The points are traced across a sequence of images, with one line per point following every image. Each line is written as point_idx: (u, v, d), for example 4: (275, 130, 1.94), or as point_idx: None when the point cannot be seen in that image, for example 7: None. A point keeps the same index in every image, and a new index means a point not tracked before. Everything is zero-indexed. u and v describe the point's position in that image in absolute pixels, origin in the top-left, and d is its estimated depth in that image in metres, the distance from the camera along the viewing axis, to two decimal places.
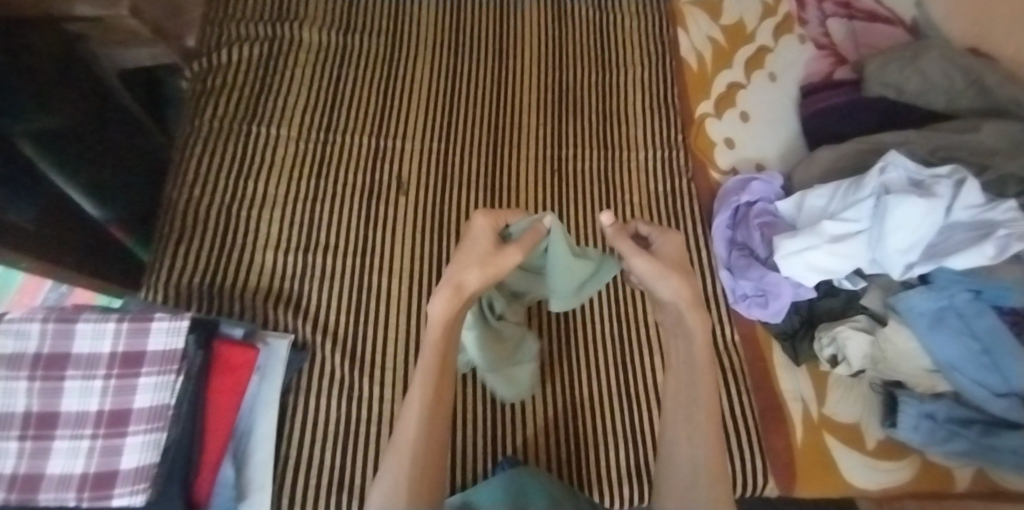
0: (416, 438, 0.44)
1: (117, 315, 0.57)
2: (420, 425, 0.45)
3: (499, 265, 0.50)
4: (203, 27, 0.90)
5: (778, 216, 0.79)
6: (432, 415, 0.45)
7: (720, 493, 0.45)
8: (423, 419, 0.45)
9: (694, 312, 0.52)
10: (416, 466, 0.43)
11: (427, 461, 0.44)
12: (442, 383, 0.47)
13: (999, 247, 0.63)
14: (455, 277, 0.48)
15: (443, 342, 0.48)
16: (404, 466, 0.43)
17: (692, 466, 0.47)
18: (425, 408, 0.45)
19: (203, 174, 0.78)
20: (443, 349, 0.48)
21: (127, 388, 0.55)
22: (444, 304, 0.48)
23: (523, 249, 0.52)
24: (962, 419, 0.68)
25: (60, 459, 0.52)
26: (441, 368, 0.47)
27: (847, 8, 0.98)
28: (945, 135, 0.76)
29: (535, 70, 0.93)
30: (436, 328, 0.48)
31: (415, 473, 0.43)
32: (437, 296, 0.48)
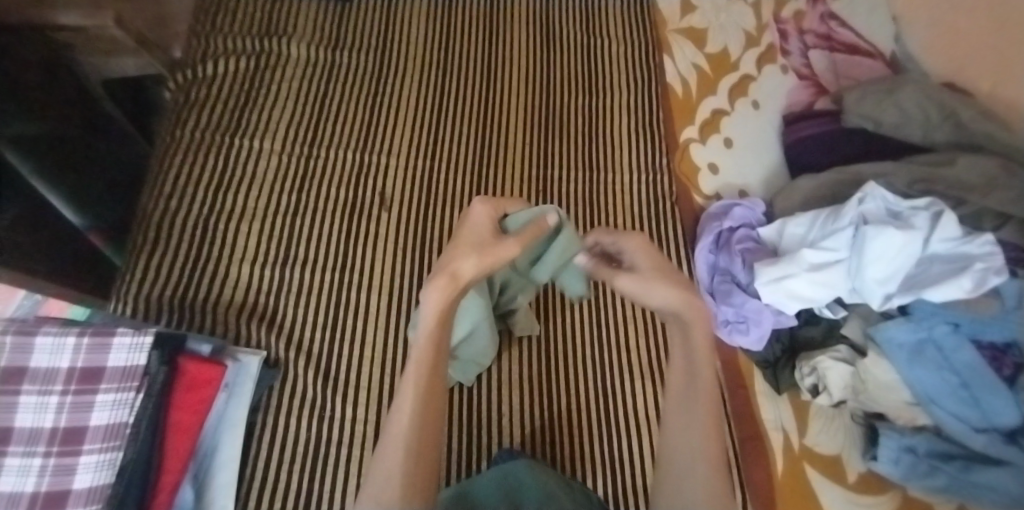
0: (410, 426, 0.44)
1: (78, 329, 0.55)
2: (414, 412, 0.45)
3: (498, 254, 0.47)
4: (190, 39, 0.90)
5: (760, 242, 0.79)
6: (424, 416, 0.45)
7: (718, 482, 0.46)
8: (418, 407, 0.45)
9: (692, 311, 0.49)
10: (412, 455, 0.43)
11: (421, 448, 0.44)
12: (434, 381, 0.46)
13: (977, 281, 0.64)
14: (451, 265, 0.46)
15: (439, 328, 0.47)
16: (399, 460, 0.43)
17: (692, 455, 0.47)
18: (415, 410, 0.45)
19: (182, 185, 0.77)
20: (437, 337, 0.47)
21: (85, 406, 0.53)
22: (440, 293, 0.46)
23: (523, 241, 0.50)
24: (943, 453, 0.67)
25: (10, 476, 0.49)
26: (434, 357, 0.46)
27: (828, 41, 1.01)
28: (922, 168, 0.77)
29: (522, 91, 0.93)
30: (431, 319, 0.46)
31: (409, 466, 0.43)
32: (432, 285, 0.46)
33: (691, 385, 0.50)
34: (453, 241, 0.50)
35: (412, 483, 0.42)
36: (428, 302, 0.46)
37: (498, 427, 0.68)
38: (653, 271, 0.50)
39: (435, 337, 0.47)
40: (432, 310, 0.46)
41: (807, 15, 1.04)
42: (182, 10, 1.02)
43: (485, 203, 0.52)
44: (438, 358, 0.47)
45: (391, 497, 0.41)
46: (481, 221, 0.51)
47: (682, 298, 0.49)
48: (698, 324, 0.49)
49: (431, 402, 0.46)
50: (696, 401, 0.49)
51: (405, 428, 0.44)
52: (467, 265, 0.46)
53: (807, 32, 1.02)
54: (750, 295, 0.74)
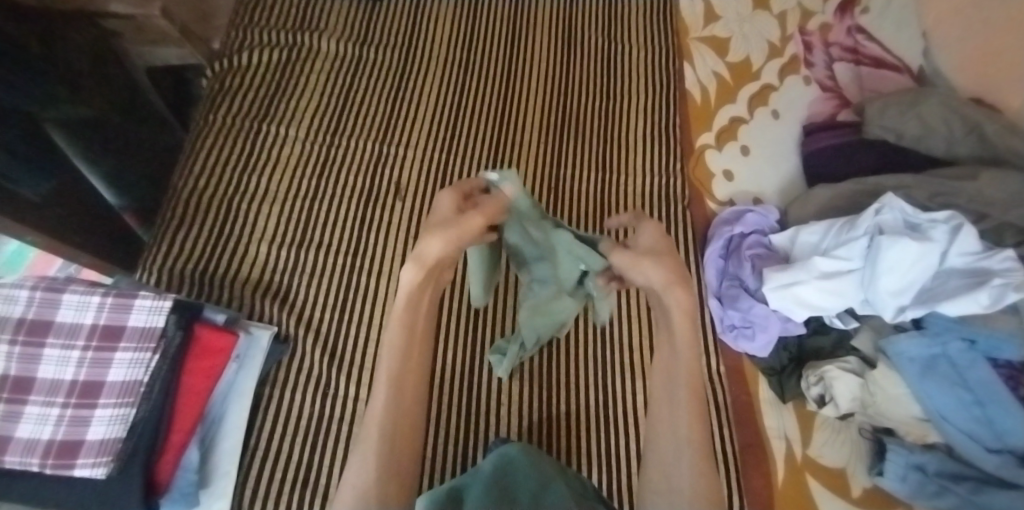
0: (384, 409, 0.46)
1: (103, 289, 0.59)
2: (388, 398, 0.47)
3: (464, 230, 0.47)
4: (228, 31, 0.94)
5: (771, 249, 0.78)
6: (399, 385, 0.47)
7: (704, 466, 0.46)
8: (392, 390, 0.47)
9: (677, 290, 0.48)
10: (387, 437, 0.45)
11: (396, 429, 0.46)
12: (409, 358, 0.49)
13: (994, 296, 0.61)
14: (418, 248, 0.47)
15: (408, 311, 0.49)
16: (375, 447, 0.45)
17: (677, 439, 0.47)
18: (392, 380, 0.47)
19: (209, 167, 0.81)
20: (409, 319, 0.49)
21: (103, 361, 0.57)
22: (411, 280, 0.48)
23: (488, 215, 0.49)
24: (954, 475, 0.63)
25: (29, 424, 0.54)
26: (404, 346, 0.49)
27: (853, 54, 1.00)
28: (945, 180, 0.75)
29: (541, 91, 0.95)
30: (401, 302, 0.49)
31: (383, 454, 0.44)
32: (404, 270, 0.48)
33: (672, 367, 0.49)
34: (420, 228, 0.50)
35: (389, 475, 0.43)
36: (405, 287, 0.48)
37: (498, 415, 0.69)
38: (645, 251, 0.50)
39: (406, 323, 0.49)
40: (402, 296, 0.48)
41: (834, 28, 1.03)
42: (223, 5, 1.08)
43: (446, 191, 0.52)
44: (411, 345, 0.49)
45: (369, 479, 0.43)
46: (445, 204, 0.51)
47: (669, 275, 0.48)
48: (679, 301, 0.48)
49: (405, 383, 0.48)
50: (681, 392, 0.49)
51: (380, 416, 0.46)
52: (430, 248, 0.46)
53: (832, 44, 1.02)
54: (758, 301, 0.73)
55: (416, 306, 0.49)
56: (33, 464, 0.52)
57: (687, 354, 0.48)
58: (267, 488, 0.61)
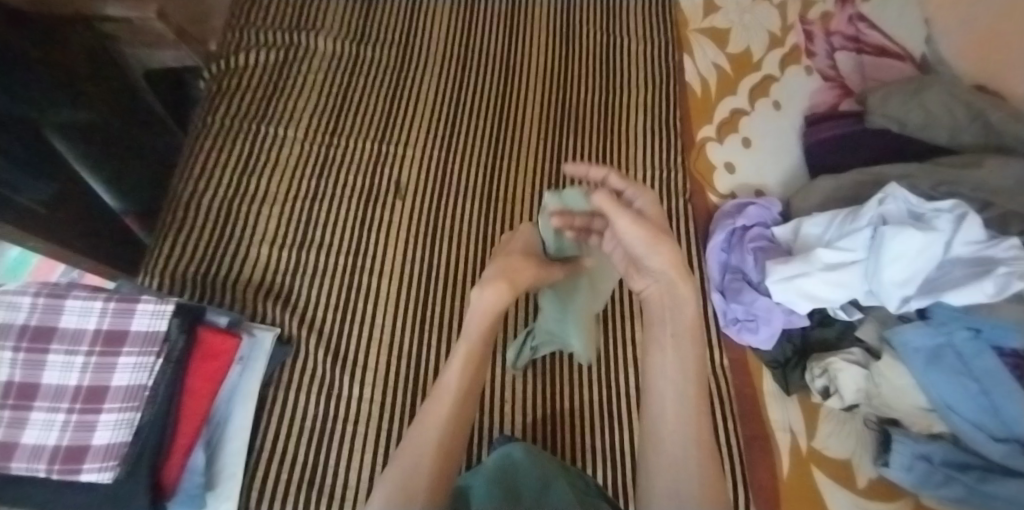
0: (448, 417, 0.47)
1: (105, 294, 0.60)
2: (452, 408, 0.47)
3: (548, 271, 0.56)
4: (225, 32, 0.94)
5: (774, 241, 0.78)
6: (465, 397, 0.48)
7: (710, 470, 0.43)
8: (457, 403, 0.48)
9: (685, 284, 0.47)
10: (444, 449, 0.45)
11: (453, 436, 0.46)
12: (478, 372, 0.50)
13: (999, 285, 0.61)
14: (510, 272, 0.52)
15: (483, 333, 0.50)
16: (428, 457, 0.44)
17: (682, 441, 0.44)
18: (460, 390, 0.48)
19: (209, 169, 0.81)
20: (484, 335, 0.50)
21: (107, 366, 0.57)
22: (494, 296, 0.50)
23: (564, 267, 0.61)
24: (960, 464, 0.63)
25: (35, 430, 0.54)
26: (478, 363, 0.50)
27: (855, 42, 0.99)
28: (949, 169, 0.74)
29: (540, 86, 0.95)
30: (482, 316, 0.50)
31: (435, 467, 0.44)
32: (487, 287, 0.50)
33: (679, 366, 0.47)
34: (503, 250, 0.57)
35: (439, 479, 0.43)
36: (482, 304, 0.50)
37: (502, 411, 0.69)
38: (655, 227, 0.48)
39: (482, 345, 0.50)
40: (484, 308, 0.50)
41: (835, 17, 1.02)
42: (220, 5, 1.07)
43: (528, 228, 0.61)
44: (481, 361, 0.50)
45: (420, 484, 0.42)
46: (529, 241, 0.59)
47: (676, 269, 0.47)
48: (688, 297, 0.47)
49: (468, 397, 0.48)
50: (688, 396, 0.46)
51: (442, 422, 0.46)
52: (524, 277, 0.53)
53: (833, 33, 1.01)
54: (761, 294, 0.73)
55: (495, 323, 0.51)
56: (39, 469, 0.52)
57: (692, 352, 0.47)
58: (273, 489, 0.61)
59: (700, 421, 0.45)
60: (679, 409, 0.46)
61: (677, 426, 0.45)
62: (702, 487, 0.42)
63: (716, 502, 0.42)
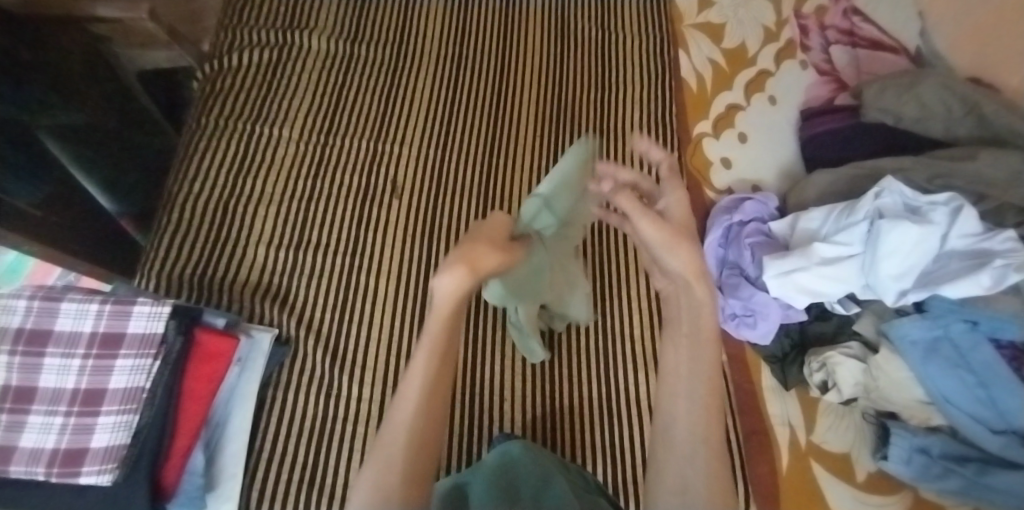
0: (410, 435, 0.36)
1: (101, 297, 0.59)
2: (415, 419, 0.36)
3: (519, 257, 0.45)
4: (218, 32, 0.93)
5: (771, 236, 0.78)
6: (431, 409, 0.37)
7: (721, 471, 0.38)
8: (422, 410, 0.37)
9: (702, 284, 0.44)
10: (410, 478, 0.35)
11: (419, 447, 0.36)
12: (444, 376, 0.38)
13: (995, 277, 0.61)
14: (475, 255, 0.39)
15: (445, 324, 0.39)
16: (392, 476, 0.35)
17: (691, 439, 0.39)
18: (422, 401, 0.37)
19: (205, 170, 0.80)
20: (448, 331, 0.39)
21: (104, 369, 0.57)
22: (457, 285, 0.38)
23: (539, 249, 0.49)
24: (958, 456, 0.63)
25: (33, 433, 0.54)
26: (441, 368, 0.38)
27: (850, 36, 0.99)
28: (944, 162, 0.75)
29: (536, 83, 0.95)
30: (442, 313, 0.38)
31: (405, 493, 0.34)
32: (447, 268, 0.38)
33: (691, 362, 0.42)
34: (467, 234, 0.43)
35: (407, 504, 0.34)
36: (442, 290, 0.39)
37: (500, 409, 0.69)
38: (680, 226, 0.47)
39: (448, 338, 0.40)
40: (445, 301, 0.38)
41: (830, 11, 1.02)
42: (212, 5, 1.07)
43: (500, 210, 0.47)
44: (446, 363, 0.39)
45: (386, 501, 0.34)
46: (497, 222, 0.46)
47: (696, 271, 0.45)
48: (704, 296, 0.44)
49: (435, 409, 0.37)
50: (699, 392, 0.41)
51: (404, 441, 0.36)
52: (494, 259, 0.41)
53: (828, 27, 1.01)
54: (759, 289, 0.73)
55: (457, 321, 0.39)
56: (39, 473, 0.52)
57: (709, 348, 0.43)
58: (274, 489, 0.61)
59: (715, 421, 0.40)
60: (691, 406, 0.41)
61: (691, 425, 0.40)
62: (712, 493, 0.37)
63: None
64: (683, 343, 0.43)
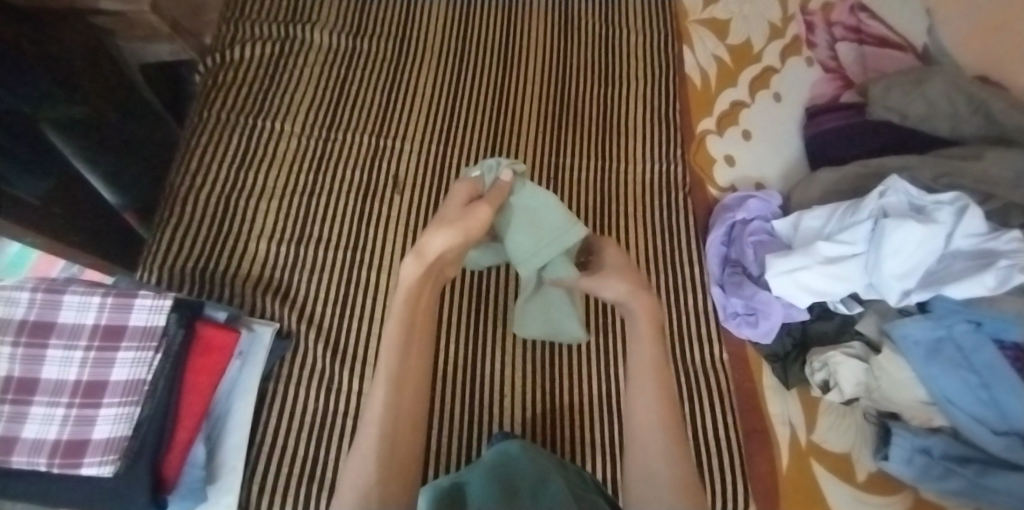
0: (383, 415, 0.47)
1: (103, 290, 0.60)
2: (386, 399, 0.48)
3: (466, 223, 0.52)
4: (221, 25, 0.94)
5: (774, 235, 0.77)
6: (398, 384, 0.48)
7: (677, 448, 0.49)
8: (390, 389, 0.48)
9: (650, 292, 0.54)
10: (387, 440, 0.46)
11: (398, 422, 0.47)
12: (408, 350, 0.50)
13: (1000, 278, 0.60)
14: (420, 242, 0.52)
15: (406, 305, 0.51)
16: (373, 452, 0.45)
17: (651, 426, 0.50)
18: (389, 380, 0.48)
19: (207, 163, 0.80)
20: (409, 311, 0.51)
21: (106, 361, 0.57)
22: (412, 270, 0.52)
23: (493, 205, 0.55)
24: (960, 457, 0.63)
25: (35, 424, 0.54)
26: (403, 342, 0.50)
27: (857, 33, 0.98)
28: (949, 161, 0.74)
29: (540, 79, 0.94)
30: (400, 293, 0.52)
31: (384, 468, 0.44)
32: (405, 262, 0.52)
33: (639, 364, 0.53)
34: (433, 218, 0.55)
35: (390, 470, 0.45)
36: (405, 276, 0.52)
37: (499, 405, 0.69)
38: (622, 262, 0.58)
39: (405, 318, 0.51)
40: (403, 285, 0.52)
41: (836, 7, 1.01)
42: None
43: (463, 186, 0.57)
44: (411, 339, 0.51)
45: (369, 482, 0.43)
46: (454, 199, 0.56)
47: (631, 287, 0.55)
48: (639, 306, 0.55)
49: (405, 383, 0.49)
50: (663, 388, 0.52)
51: (378, 419, 0.47)
52: (435, 241, 0.51)
53: (835, 24, 1.00)
54: (761, 288, 0.73)
55: (415, 299, 0.52)
56: (40, 463, 0.53)
57: (651, 347, 0.54)
58: (275, 482, 0.61)
59: (666, 406, 0.51)
60: (647, 402, 0.51)
61: (647, 412, 0.51)
62: (670, 471, 0.48)
63: (684, 479, 0.47)
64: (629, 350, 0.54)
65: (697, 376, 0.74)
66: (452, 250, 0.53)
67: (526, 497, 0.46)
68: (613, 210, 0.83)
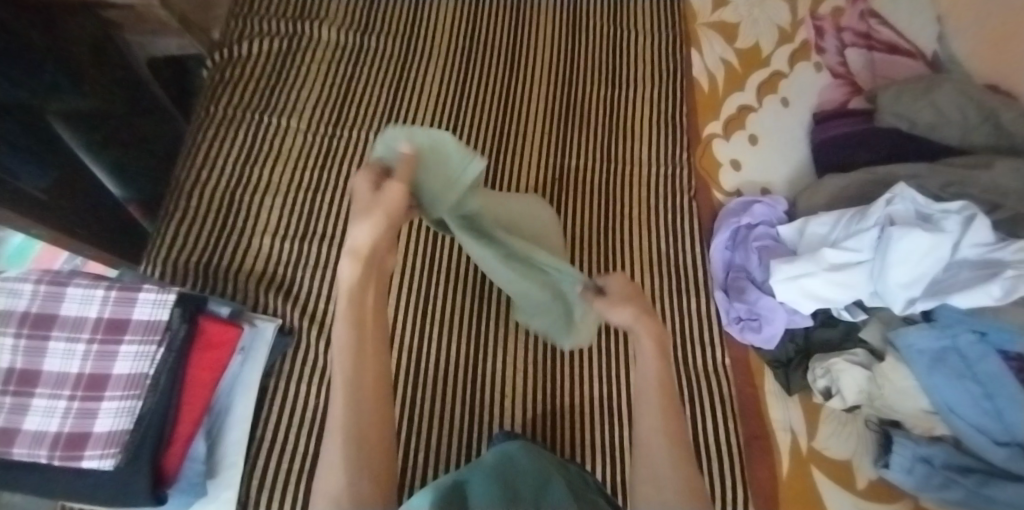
0: (346, 418, 0.45)
1: (106, 283, 0.60)
2: (347, 400, 0.46)
3: (382, 206, 0.48)
4: (228, 20, 0.93)
5: (779, 240, 0.77)
6: (357, 386, 0.47)
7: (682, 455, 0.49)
8: (350, 394, 0.46)
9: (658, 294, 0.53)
10: (356, 442, 0.45)
11: (362, 426, 0.46)
12: (363, 348, 0.48)
13: (1006, 288, 0.60)
14: (348, 242, 0.49)
15: (353, 307, 0.49)
16: (339, 450, 0.44)
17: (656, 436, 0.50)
18: (347, 381, 0.47)
19: (211, 158, 0.80)
20: (355, 313, 0.49)
21: (109, 354, 0.57)
22: (351, 268, 0.49)
23: (405, 180, 0.50)
24: (961, 467, 0.63)
25: (36, 417, 0.54)
26: (356, 343, 0.48)
27: (866, 39, 0.98)
28: (957, 170, 0.74)
29: (546, 79, 0.94)
30: (344, 297, 0.49)
31: (354, 472, 0.44)
32: (342, 265, 0.49)
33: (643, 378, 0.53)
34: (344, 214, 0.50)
35: (377, 470, 0.45)
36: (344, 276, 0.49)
37: (500, 405, 0.69)
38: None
39: (353, 319, 0.49)
40: (343, 286, 0.49)
41: (846, 13, 1.01)
42: None
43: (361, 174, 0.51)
44: (363, 342, 0.49)
45: (338, 487, 0.43)
46: (360, 186, 0.50)
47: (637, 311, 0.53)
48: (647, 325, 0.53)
49: (365, 385, 0.47)
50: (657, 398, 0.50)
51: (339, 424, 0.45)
52: (360, 235, 0.48)
53: (844, 29, 0.99)
54: (765, 293, 0.72)
55: (362, 300, 0.49)
56: (41, 456, 0.53)
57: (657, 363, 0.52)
58: (275, 478, 0.61)
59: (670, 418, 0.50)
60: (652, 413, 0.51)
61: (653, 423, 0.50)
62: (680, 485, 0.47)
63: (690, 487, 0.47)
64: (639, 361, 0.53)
65: (699, 381, 0.73)
66: (382, 239, 0.49)
67: (528, 498, 0.46)
68: (618, 212, 0.83)
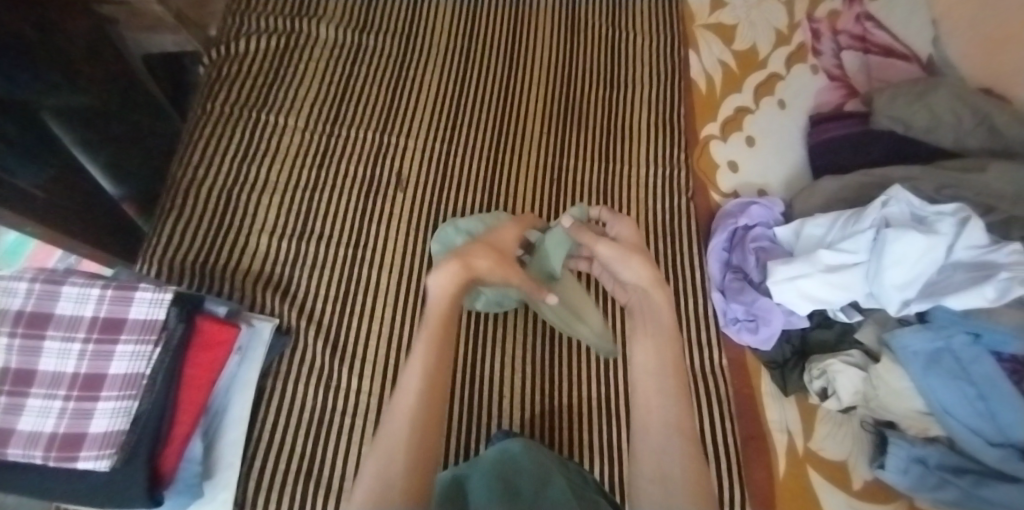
0: (418, 407, 0.45)
1: (102, 282, 0.59)
2: (421, 388, 0.46)
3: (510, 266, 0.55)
4: (226, 17, 0.93)
5: (775, 242, 0.77)
6: (431, 391, 0.46)
7: (692, 450, 0.47)
8: (423, 392, 0.46)
9: (659, 291, 0.54)
10: (417, 431, 0.44)
11: (428, 425, 0.44)
12: (443, 359, 0.48)
13: (999, 290, 0.61)
14: (468, 258, 0.52)
15: (442, 317, 0.50)
16: (404, 442, 0.43)
17: (665, 426, 0.48)
18: (426, 380, 0.46)
19: (207, 156, 0.80)
20: (442, 322, 0.50)
21: (104, 354, 0.57)
22: (449, 279, 0.51)
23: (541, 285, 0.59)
24: (955, 468, 0.63)
25: (30, 417, 0.54)
26: (437, 358, 0.48)
27: (861, 42, 0.98)
28: (951, 173, 0.74)
29: (544, 79, 0.94)
30: (437, 302, 0.51)
31: (407, 463, 0.42)
32: (441, 273, 0.51)
33: (656, 363, 0.51)
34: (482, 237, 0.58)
35: (417, 459, 0.43)
36: (435, 286, 0.51)
37: (498, 405, 0.69)
38: (629, 248, 0.56)
39: (441, 329, 0.49)
40: (441, 291, 0.51)
41: (842, 16, 1.02)
42: None
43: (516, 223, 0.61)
44: (444, 352, 0.49)
45: (396, 474, 0.41)
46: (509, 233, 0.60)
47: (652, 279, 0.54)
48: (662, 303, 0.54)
49: (435, 391, 0.46)
50: (668, 393, 0.50)
51: (410, 411, 0.45)
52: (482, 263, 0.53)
53: (840, 32, 1.00)
54: (762, 294, 0.73)
55: (450, 315, 0.51)
56: (36, 456, 0.52)
57: (671, 348, 0.52)
58: (272, 477, 0.61)
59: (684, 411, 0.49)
60: (665, 402, 0.49)
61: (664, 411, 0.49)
62: (687, 469, 0.45)
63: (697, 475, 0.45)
64: (651, 343, 0.52)
65: (696, 381, 0.74)
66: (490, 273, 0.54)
67: (528, 493, 0.46)
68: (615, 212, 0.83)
